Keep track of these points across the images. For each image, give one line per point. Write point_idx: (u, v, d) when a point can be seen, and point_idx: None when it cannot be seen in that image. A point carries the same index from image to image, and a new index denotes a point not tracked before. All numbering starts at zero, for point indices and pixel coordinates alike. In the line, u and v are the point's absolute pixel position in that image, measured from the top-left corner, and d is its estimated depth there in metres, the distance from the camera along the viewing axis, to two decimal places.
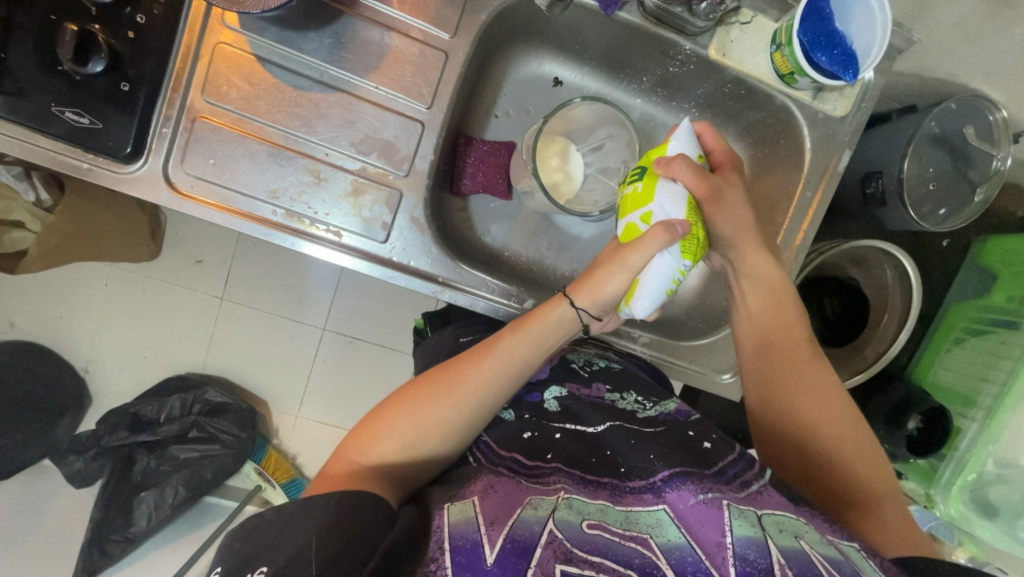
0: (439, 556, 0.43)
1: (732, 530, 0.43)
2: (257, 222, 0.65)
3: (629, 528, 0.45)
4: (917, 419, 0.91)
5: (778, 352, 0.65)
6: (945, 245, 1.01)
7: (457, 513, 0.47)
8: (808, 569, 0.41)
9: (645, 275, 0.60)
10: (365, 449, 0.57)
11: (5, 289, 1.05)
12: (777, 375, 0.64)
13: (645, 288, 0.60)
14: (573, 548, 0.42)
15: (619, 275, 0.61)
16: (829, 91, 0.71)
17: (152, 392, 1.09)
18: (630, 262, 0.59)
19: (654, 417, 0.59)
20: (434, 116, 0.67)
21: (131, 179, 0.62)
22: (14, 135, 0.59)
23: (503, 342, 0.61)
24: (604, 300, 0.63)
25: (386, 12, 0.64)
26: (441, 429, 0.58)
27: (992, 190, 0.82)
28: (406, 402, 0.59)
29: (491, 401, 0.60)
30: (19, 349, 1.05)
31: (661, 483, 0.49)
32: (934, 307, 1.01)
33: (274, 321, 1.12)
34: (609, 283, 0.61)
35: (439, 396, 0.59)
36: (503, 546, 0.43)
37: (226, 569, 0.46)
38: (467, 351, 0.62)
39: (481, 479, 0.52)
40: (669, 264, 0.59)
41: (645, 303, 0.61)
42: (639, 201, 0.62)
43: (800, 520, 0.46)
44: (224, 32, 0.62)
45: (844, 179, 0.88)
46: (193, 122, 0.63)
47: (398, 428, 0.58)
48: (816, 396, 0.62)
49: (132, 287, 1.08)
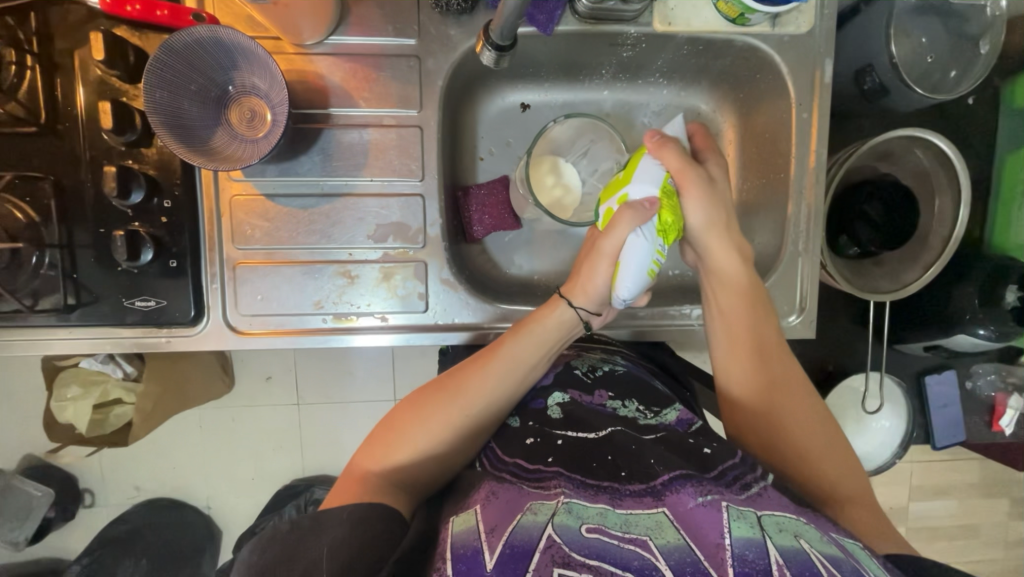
0: (442, 565, 0.45)
1: (729, 532, 0.44)
2: (312, 333, 0.71)
3: (628, 531, 0.45)
4: (1015, 289, 0.83)
5: (758, 351, 0.64)
6: (973, 102, 0.94)
7: (461, 524, 0.49)
8: (808, 567, 0.42)
9: (624, 257, 0.65)
10: (378, 456, 0.59)
11: (123, 459, 1.17)
12: (756, 362, 0.64)
13: (627, 271, 0.65)
14: (571, 552, 0.43)
15: (602, 264, 0.66)
16: (785, 13, 0.70)
17: (268, 509, 1.18)
18: (607, 243, 0.64)
19: (655, 424, 0.61)
20: (430, 183, 0.71)
21: (200, 337, 0.71)
22: (101, 334, 0.69)
23: (507, 343, 0.64)
24: (594, 292, 0.67)
25: (358, 113, 0.70)
26: (452, 436, 0.61)
27: (997, 36, 0.77)
28: (418, 410, 0.62)
29: (498, 404, 0.63)
30: (151, 507, 1.18)
31: (661, 486, 0.50)
32: (986, 169, 0.94)
33: (352, 410, 1.19)
34: (596, 270, 0.66)
35: (449, 403, 0.61)
36: (502, 552, 0.44)
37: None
38: (473, 356, 0.66)
39: (484, 487, 0.54)
40: (644, 245, 0.64)
41: (626, 287, 0.66)
42: (619, 185, 0.68)
43: (799, 520, 0.48)
44: (234, 186, 0.69)
45: (837, 83, 0.85)
46: (235, 269, 0.70)
47: (411, 439, 0.60)
48: (793, 394, 0.62)
49: (222, 422, 1.18)
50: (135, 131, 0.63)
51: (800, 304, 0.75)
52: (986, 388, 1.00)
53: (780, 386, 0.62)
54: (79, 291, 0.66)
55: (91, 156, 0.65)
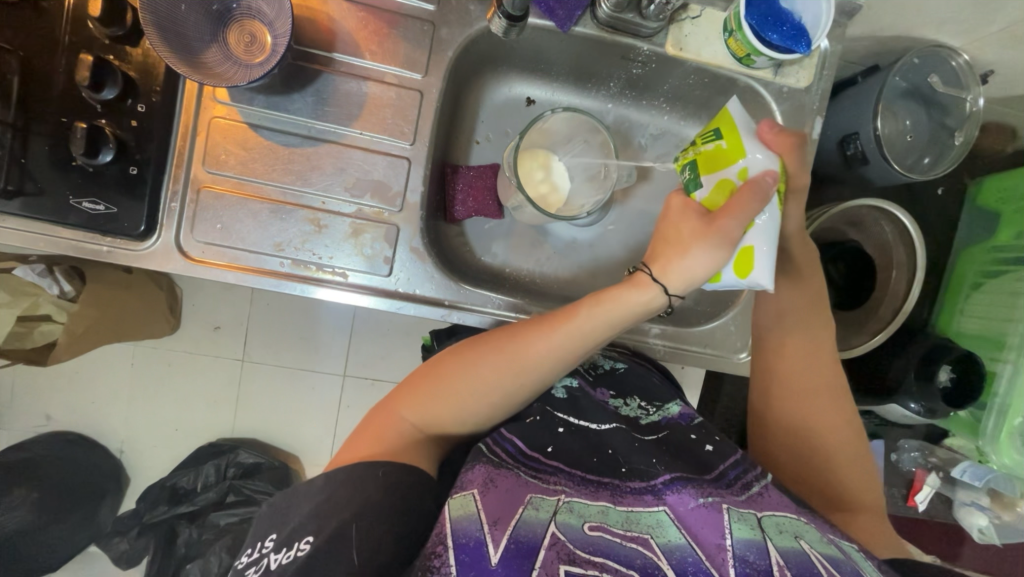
0: (442, 551, 0.45)
1: (731, 533, 0.48)
2: (266, 275, 0.69)
3: (630, 529, 0.49)
4: (948, 370, 0.87)
5: (802, 359, 0.66)
6: (941, 192, 1.00)
7: (458, 507, 0.49)
8: (805, 568, 0.46)
9: (757, 239, 0.57)
10: (414, 407, 0.60)
11: (37, 380, 1.09)
12: (794, 374, 0.66)
13: (764, 255, 0.57)
14: (575, 549, 0.46)
15: (723, 248, 0.57)
16: (789, 65, 0.74)
17: (187, 462, 1.12)
18: (736, 224, 0.56)
19: (658, 422, 0.64)
20: (419, 150, 0.71)
21: (147, 254, 0.67)
22: (39, 231, 0.65)
23: (578, 320, 0.60)
24: (695, 277, 0.59)
25: (360, 64, 0.69)
26: (495, 400, 0.60)
27: (972, 132, 0.83)
28: (465, 370, 0.60)
29: (550, 377, 0.61)
30: (57, 439, 1.09)
31: (662, 485, 0.53)
32: (943, 257, 0.99)
33: (294, 374, 1.14)
34: (713, 255, 0.57)
35: (501, 370, 0.59)
36: (506, 547, 0.46)
37: (281, 536, 0.49)
38: (537, 321, 0.62)
39: (480, 470, 0.53)
40: (773, 222, 0.58)
41: (765, 270, 0.57)
42: (730, 157, 0.59)
43: (800, 519, 0.51)
44: (217, 107, 0.67)
45: (825, 145, 0.89)
46: (198, 192, 0.67)
47: (454, 395, 0.60)
48: (824, 407, 0.65)
49: (155, 359, 1.11)
50: (123, 28, 0.61)
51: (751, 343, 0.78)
52: (907, 462, 1.04)
53: (808, 395, 0.65)
54: (23, 179, 0.62)
55: (69, 41, 0.62)
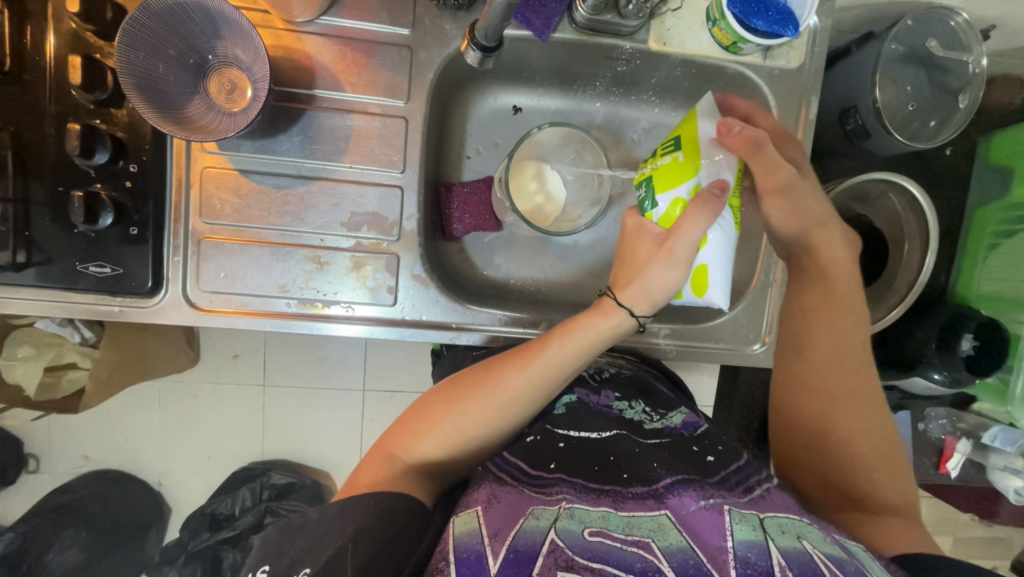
0: (445, 566, 0.45)
1: (732, 535, 0.47)
2: (274, 316, 0.70)
3: (632, 534, 0.47)
4: (971, 338, 0.85)
5: (836, 358, 0.64)
6: (950, 153, 0.96)
7: (462, 525, 0.50)
8: (809, 567, 0.44)
9: (709, 257, 0.61)
10: (407, 445, 0.60)
11: (72, 426, 1.13)
12: (826, 375, 0.64)
13: (714, 274, 0.61)
14: (574, 555, 0.44)
15: (675, 268, 0.60)
16: (778, 47, 0.72)
17: (223, 489, 1.15)
18: (683, 246, 0.59)
19: (661, 428, 0.63)
20: (410, 177, 0.70)
21: (157, 309, 0.68)
22: (53, 298, 0.66)
23: (550, 348, 0.62)
24: (657, 298, 0.62)
25: (343, 98, 0.68)
26: (483, 431, 0.61)
27: (976, 93, 0.79)
28: (449, 406, 0.61)
29: (534, 405, 0.62)
30: (97, 480, 1.13)
31: (663, 489, 0.52)
32: (957, 219, 0.96)
33: (314, 395, 1.16)
34: (668, 275, 0.61)
35: (483, 402, 0.61)
36: (505, 556, 0.45)
37: (273, 569, 0.49)
38: (511, 354, 0.64)
39: (484, 487, 0.54)
40: (725, 240, 0.60)
41: (718, 291, 0.62)
42: (682, 173, 0.61)
43: (803, 522, 0.50)
44: (207, 158, 0.67)
45: (823, 120, 0.87)
46: (199, 244, 0.68)
47: (441, 430, 0.60)
48: (853, 407, 0.63)
49: (180, 396, 1.14)
50: (105, 90, 0.62)
51: (763, 334, 0.78)
52: (935, 430, 1.02)
53: (831, 395, 0.64)
54: (31, 249, 0.63)
55: (56, 111, 0.62)
